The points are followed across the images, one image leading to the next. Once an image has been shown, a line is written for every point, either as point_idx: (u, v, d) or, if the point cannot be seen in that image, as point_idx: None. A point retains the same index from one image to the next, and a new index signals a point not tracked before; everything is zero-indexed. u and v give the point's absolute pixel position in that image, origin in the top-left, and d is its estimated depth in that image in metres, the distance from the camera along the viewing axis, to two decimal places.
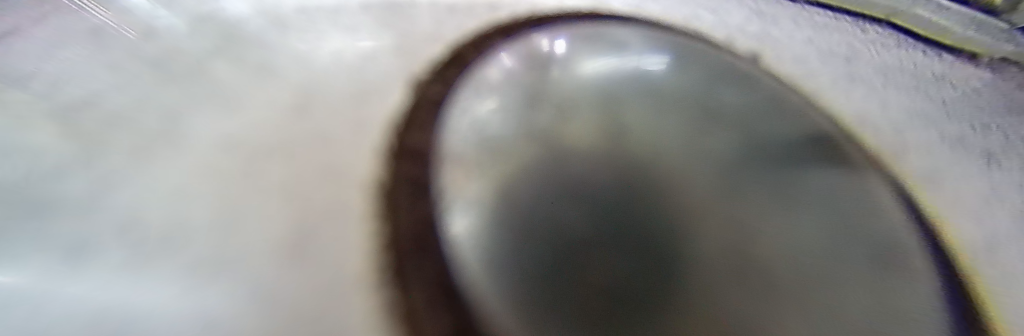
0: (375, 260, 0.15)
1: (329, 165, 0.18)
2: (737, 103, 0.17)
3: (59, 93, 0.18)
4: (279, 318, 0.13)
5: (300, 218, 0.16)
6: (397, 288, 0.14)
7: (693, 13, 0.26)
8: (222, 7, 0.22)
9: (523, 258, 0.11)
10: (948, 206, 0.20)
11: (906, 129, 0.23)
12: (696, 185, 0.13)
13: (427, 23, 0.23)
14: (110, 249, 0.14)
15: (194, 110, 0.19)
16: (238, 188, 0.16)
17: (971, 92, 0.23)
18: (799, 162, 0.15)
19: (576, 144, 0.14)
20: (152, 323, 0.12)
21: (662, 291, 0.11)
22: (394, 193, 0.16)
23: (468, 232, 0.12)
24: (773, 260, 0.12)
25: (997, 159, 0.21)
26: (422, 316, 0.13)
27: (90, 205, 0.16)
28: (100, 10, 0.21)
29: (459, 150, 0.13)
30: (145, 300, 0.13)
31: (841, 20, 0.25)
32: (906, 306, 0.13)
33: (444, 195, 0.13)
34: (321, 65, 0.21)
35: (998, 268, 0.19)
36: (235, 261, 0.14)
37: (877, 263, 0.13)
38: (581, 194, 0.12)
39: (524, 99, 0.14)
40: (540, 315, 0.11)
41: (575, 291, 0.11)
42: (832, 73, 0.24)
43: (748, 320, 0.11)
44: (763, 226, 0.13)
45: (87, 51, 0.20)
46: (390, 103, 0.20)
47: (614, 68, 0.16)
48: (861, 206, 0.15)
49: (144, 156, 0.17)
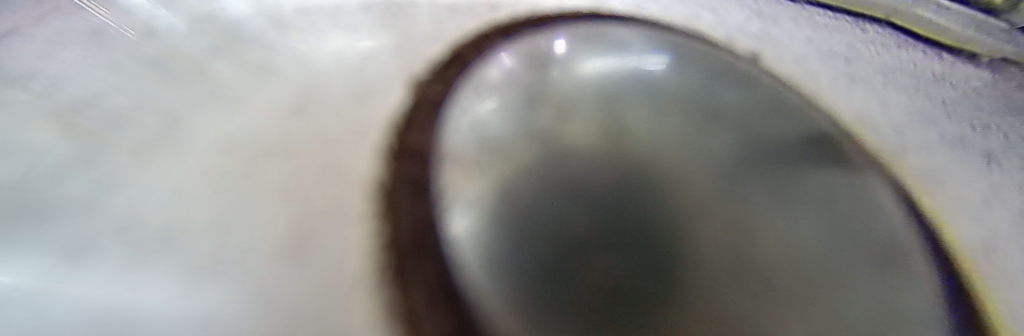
0: (375, 259, 0.15)
1: (329, 165, 0.18)
2: (737, 103, 0.17)
3: (59, 93, 0.19)
4: (280, 319, 0.13)
5: (300, 218, 0.16)
6: (397, 288, 0.14)
7: (693, 13, 0.26)
8: (224, 8, 0.22)
9: (524, 258, 0.11)
10: (948, 206, 0.20)
11: (906, 129, 0.23)
12: (696, 183, 0.13)
13: (427, 23, 0.23)
14: (110, 248, 0.14)
15: (194, 110, 0.19)
16: (238, 187, 0.16)
17: (971, 92, 0.23)
18: (800, 162, 0.15)
19: (576, 145, 0.14)
20: (152, 325, 0.12)
21: (662, 290, 0.11)
22: (394, 193, 0.16)
23: (468, 233, 0.12)
24: (772, 260, 0.12)
25: (997, 160, 0.21)
26: (423, 316, 0.12)
27: (90, 204, 0.16)
28: (100, 10, 0.21)
29: (459, 150, 0.13)
30: (144, 301, 0.13)
31: (841, 20, 0.26)
32: (904, 305, 0.13)
33: (444, 194, 0.13)
34: (321, 65, 0.21)
35: (999, 268, 0.19)
36: (236, 261, 0.14)
37: (877, 263, 0.13)
38: (582, 193, 0.13)
39: (524, 99, 0.14)
40: (541, 313, 0.11)
41: (575, 291, 0.11)
42: (832, 73, 0.24)
43: (747, 320, 0.11)
44: (762, 226, 0.13)
45: (87, 51, 0.20)
46: (389, 103, 0.20)
47: (615, 67, 0.16)
48: (860, 206, 0.15)
49: (144, 156, 0.17)
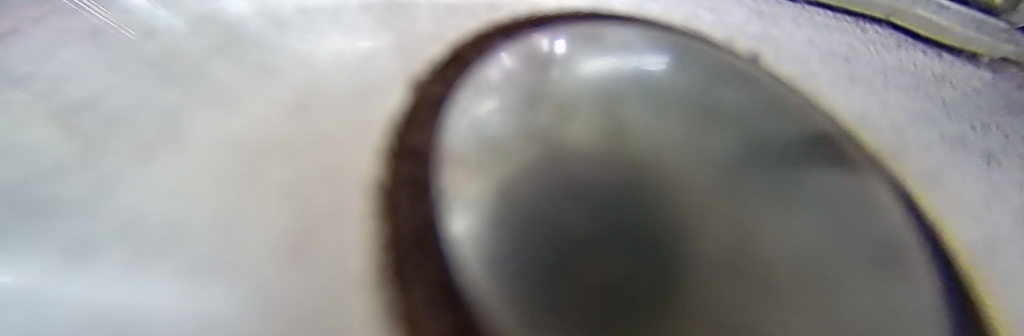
0: (375, 259, 0.15)
1: (330, 165, 0.18)
2: (737, 103, 0.17)
3: (59, 92, 0.19)
4: (280, 318, 0.12)
5: (301, 218, 0.16)
6: (397, 288, 0.14)
7: (693, 13, 0.26)
8: (223, 8, 0.22)
9: (524, 258, 0.11)
10: (948, 207, 0.20)
11: (906, 129, 0.23)
12: (696, 184, 0.13)
13: (427, 23, 0.23)
14: (108, 248, 0.14)
15: (194, 110, 0.19)
16: (239, 187, 0.16)
17: (971, 92, 0.23)
18: (801, 162, 0.15)
19: (576, 145, 0.14)
20: (153, 322, 0.12)
21: (661, 289, 0.11)
22: (393, 193, 0.16)
23: (468, 233, 0.12)
24: (770, 260, 0.12)
25: (996, 160, 0.21)
26: (423, 317, 0.12)
27: (90, 204, 0.16)
28: (100, 10, 0.21)
29: (459, 150, 0.13)
30: (144, 300, 0.13)
31: (840, 20, 0.26)
32: (905, 306, 0.13)
33: (443, 194, 0.13)
34: (321, 65, 0.21)
35: (1000, 269, 0.18)
36: (236, 261, 0.14)
37: (876, 264, 0.13)
38: (582, 194, 0.13)
39: (524, 99, 0.14)
40: (540, 314, 0.11)
41: (575, 290, 0.11)
42: (831, 73, 0.24)
43: (749, 321, 0.11)
44: (762, 226, 0.13)
45: (88, 51, 0.20)
46: (389, 102, 0.20)
47: (615, 68, 0.16)
48: (861, 207, 0.15)
49: (144, 155, 0.17)
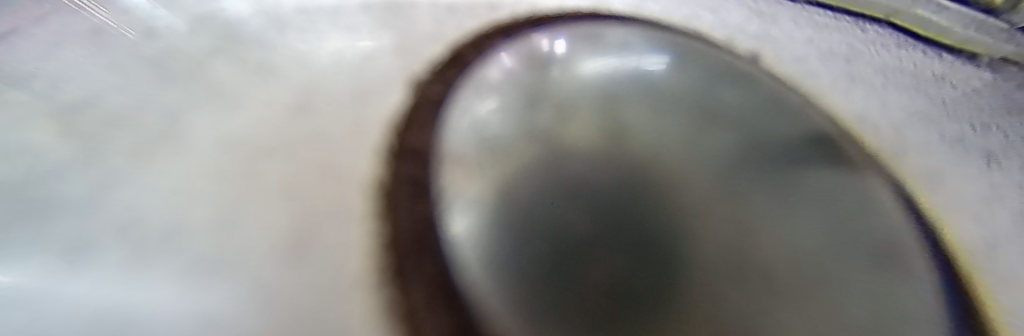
0: (375, 259, 0.15)
1: (329, 165, 0.18)
2: (737, 103, 0.17)
3: (60, 93, 0.19)
4: (280, 318, 0.13)
5: (300, 218, 0.16)
6: (397, 289, 0.14)
7: (692, 13, 0.26)
8: (222, 8, 0.22)
9: (523, 259, 0.11)
10: (947, 207, 0.20)
11: (907, 129, 0.23)
12: (695, 184, 0.13)
13: (427, 23, 0.23)
14: (109, 248, 0.14)
15: (194, 110, 0.19)
16: (238, 187, 0.16)
17: (970, 93, 0.23)
18: (802, 162, 0.15)
19: (575, 145, 0.13)
20: (152, 323, 0.12)
21: (661, 289, 0.11)
22: (393, 193, 0.16)
23: (468, 233, 0.12)
24: (772, 260, 0.12)
25: (997, 160, 0.21)
26: (422, 317, 0.13)
27: (89, 204, 0.16)
28: (100, 10, 0.21)
29: (459, 151, 0.13)
30: (144, 300, 0.13)
31: (840, 20, 0.26)
32: (906, 306, 0.13)
33: (444, 194, 0.13)
34: (321, 65, 0.21)
35: (999, 270, 0.19)
36: (236, 261, 0.14)
37: (876, 262, 0.13)
38: (582, 194, 0.13)
39: (524, 99, 0.14)
40: (540, 315, 0.11)
41: (575, 291, 0.11)
42: (832, 73, 0.24)
43: (746, 322, 0.11)
44: (762, 226, 0.13)
45: (87, 51, 0.20)
46: (389, 102, 0.20)
47: (615, 67, 0.16)
48: (862, 206, 0.15)
49: (144, 156, 0.17)
